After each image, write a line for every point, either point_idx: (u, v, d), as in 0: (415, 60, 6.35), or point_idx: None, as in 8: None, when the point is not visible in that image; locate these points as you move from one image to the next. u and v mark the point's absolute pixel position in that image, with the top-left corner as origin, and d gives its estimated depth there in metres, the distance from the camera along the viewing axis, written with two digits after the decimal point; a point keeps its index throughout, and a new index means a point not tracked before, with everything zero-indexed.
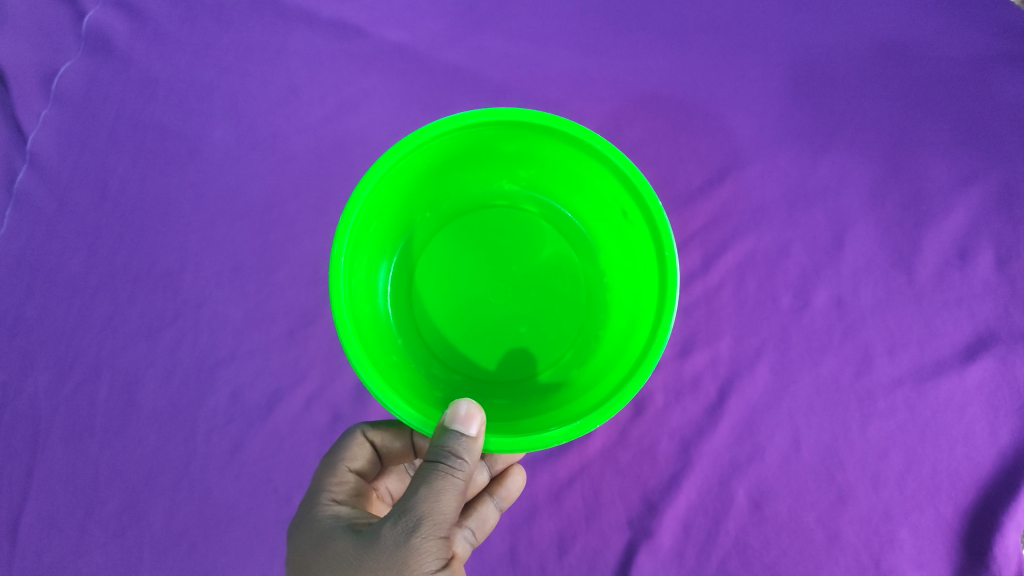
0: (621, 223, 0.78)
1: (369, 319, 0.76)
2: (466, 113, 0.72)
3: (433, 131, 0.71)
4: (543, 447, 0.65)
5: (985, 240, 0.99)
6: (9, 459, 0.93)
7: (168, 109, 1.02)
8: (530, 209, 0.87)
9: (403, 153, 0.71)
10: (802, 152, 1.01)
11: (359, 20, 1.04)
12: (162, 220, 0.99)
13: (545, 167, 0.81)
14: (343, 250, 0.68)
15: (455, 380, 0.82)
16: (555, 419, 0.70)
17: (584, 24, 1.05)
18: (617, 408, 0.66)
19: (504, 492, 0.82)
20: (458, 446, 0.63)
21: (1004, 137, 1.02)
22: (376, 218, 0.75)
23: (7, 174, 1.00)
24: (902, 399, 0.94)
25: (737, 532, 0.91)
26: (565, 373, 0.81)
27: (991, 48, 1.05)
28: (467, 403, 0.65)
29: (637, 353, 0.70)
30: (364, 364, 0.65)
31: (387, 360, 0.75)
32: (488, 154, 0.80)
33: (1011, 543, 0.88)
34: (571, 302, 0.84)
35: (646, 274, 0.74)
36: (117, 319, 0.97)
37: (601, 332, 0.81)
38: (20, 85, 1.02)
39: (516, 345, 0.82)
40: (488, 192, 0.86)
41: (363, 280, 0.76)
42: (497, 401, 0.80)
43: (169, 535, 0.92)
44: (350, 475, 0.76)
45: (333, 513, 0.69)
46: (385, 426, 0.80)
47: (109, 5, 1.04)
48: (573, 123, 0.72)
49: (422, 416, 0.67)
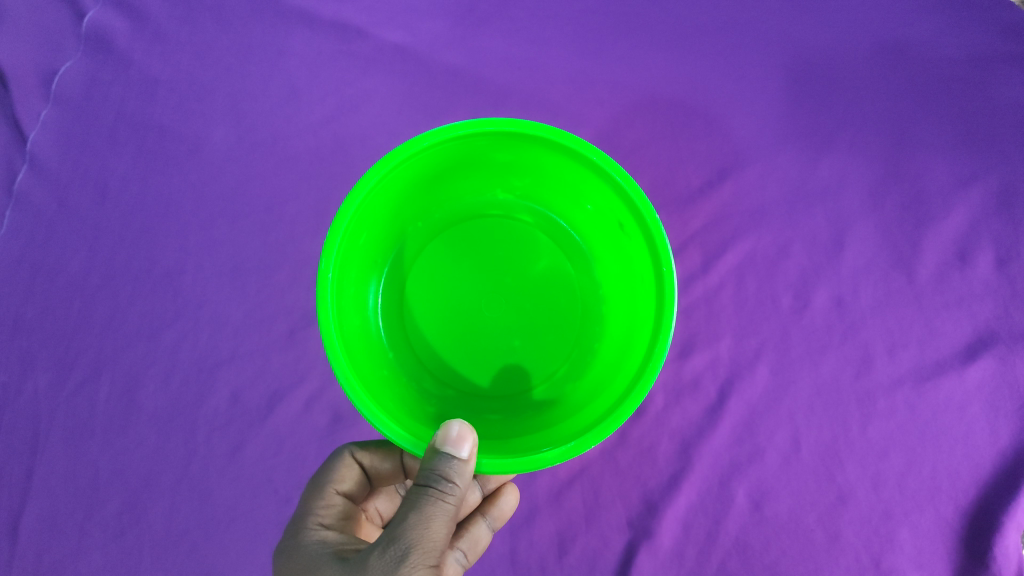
0: (617, 235, 0.78)
1: (358, 335, 0.76)
2: (458, 124, 0.72)
3: (424, 142, 0.71)
4: (537, 468, 0.65)
5: (985, 242, 0.99)
6: (8, 460, 0.93)
7: (167, 109, 1.02)
8: (525, 218, 0.87)
9: (393, 165, 0.71)
10: (803, 153, 1.01)
11: (359, 21, 1.04)
12: (162, 220, 0.99)
13: (540, 177, 0.81)
14: (331, 265, 0.68)
15: (447, 396, 0.81)
16: (550, 437, 0.70)
17: (585, 24, 1.04)
18: (614, 427, 0.66)
19: (497, 512, 0.81)
20: (449, 470, 0.62)
21: (1004, 138, 1.02)
22: (365, 230, 0.74)
23: (7, 175, 1.00)
24: (902, 399, 0.95)
25: (737, 532, 0.91)
26: (559, 387, 0.81)
27: (992, 49, 1.06)
28: (459, 423, 0.64)
29: (633, 370, 0.71)
30: (353, 383, 0.65)
31: (376, 376, 0.75)
32: (481, 164, 0.79)
33: (1011, 543, 0.89)
34: (567, 315, 0.84)
35: (643, 289, 0.74)
36: (118, 319, 0.96)
37: (596, 346, 0.81)
38: (20, 85, 1.01)
39: (509, 360, 0.82)
40: (482, 201, 0.86)
41: (352, 295, 0.76)
42: (490, 416, 0.80)
43: (170, 536, 0.92)
44: (338, 498, 0.75)
45: (320, 538, 0.69)
46: (373, 447, 0.79)
47: (110, 5, 1.03)
48: (569, 135, 0.72)
49: (412, 435, 0.66)
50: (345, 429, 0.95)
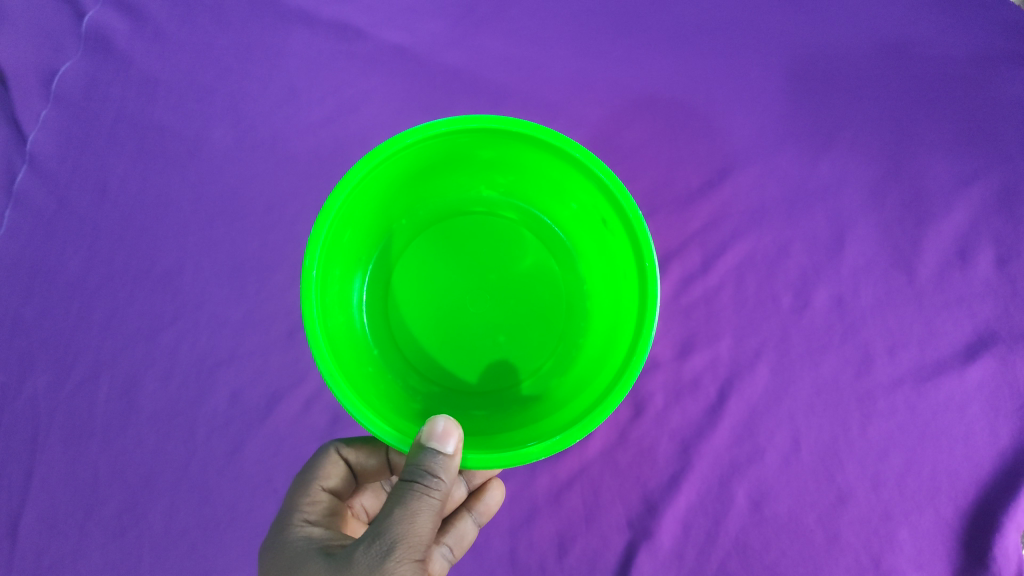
0: (601, 230, 0.78)
1: (344, 332, 0.76)
2: (440, 121, 0.72)
3: (407, 138, 0.71)
4: (522, 463, 0.65)
5: (985, 240, 0.98)
6: (8, 460, 0.94)
7: (167, 110, 1.02)
8: (509, 214, 0.87)
9: (376, 162, 0.71)
10: (802, 152, 1.01)
11: (358, 21, 1.04)
12: (162, 221, 1.00)
13: (523, 173, 0.81)
14: (315, 262, 0.68)
15: (433, 392, 0.81)
16: (535, 432, 0.70)
17: (583, 24, 1.04)
18: (598, 422, 0.66)
19: (483, 507, 0.82)
20: (434, 465, 0.62)
21: (1004, 137, 1.02)
22: (349, 228, 0.75)
23: (7, 174, 1.01)
24: (902, 399, 0.94)
25: (737, 532, 0.90)
26: (545, 383, 0.81)
27: (992, 48, 1.05)
28: (445, 419, 0.64)
29: (616, 366, 0.70)
30: (337, 380, 0.65)
31: (361, 373, 0.75)
32: (464, 161, 0.79)
33: (1011, 543, 0.88)
34: (552, 311, 0.84)
35: (627, 285, 0.74)
36: (118, 319, 0.97)
37: (581, 342, 0.81)
38: (20, 86, 1.02)
39: (494, 356, 0.82)
40: (467, 197, 0.86)
41: (337, 292, 0.76)
42: (476, 412, 0.80)
43: (169, 535, 0.92)
44: (324, 494, 0.75)
45: (306, 535, 0.69)
46: (359, 443, 0.79)
47: (110, 7, 1.04)
48: (551, 130, 0.72)
49: (398, 431, 0.66)
50: (344, 429, 0.95)
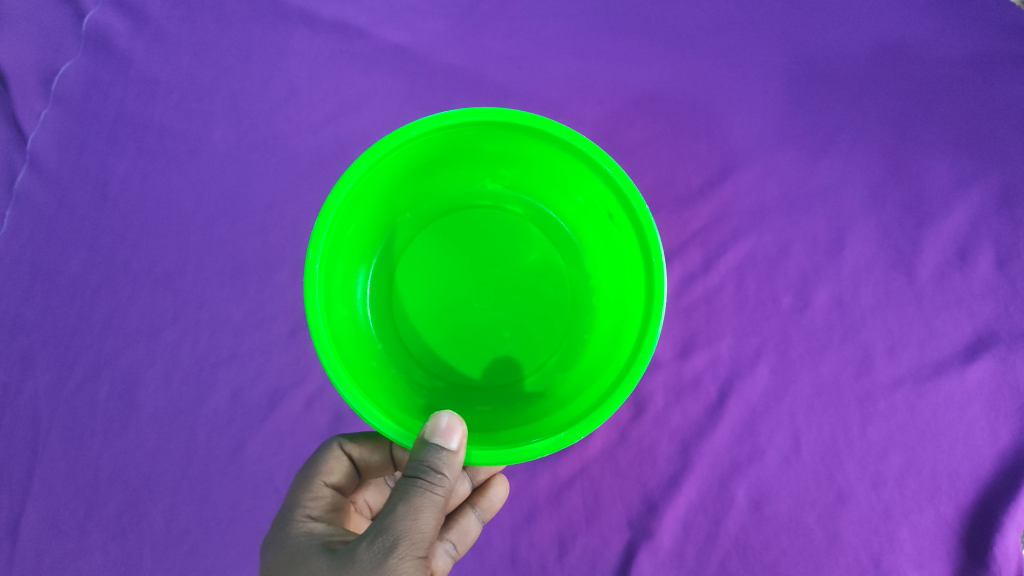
0: (607, 225, 0.78)
1: (347, 326, 0.76)
2: (446, 114, 0.72)
3: (412, 131, 0.71)
4: (527, 459, 0.65)
5: (985, 241, 0.98)
6: (9, 459, 0.94)
7: (168, 110, 1.03)
8: (514, 209, 0.87)
9: (380, 154, 0.71)
10: (802, 152, 1.01)
11: (359, 21, 1.04)
12: (163, 220, 1.00)
13: (529, 167, 0.81)
14: (319, 255, 0.68)
15: (437, 387, 0.81)
16: (540, 429, 0.70)
17: (583, 24, 1.05)
18: (604, 417, 0.66)
19: (487, 503, 0.81)
20: (438, 462, 0.62)
21: (1004, 137, 1.02)
22: (353, 221, 0.75)
23: (7, 174, 1.01)
24: (902, 400, 0.94)
25: (737, 532, 0.90)
26: (549, 378, 0.81)
27: (992, 48, 1.05)
28: (448, 415, 0.64)
29: (622, 362, 0.71)
30: (340, 374, 0.65)
31: (365, 368, 0.75)
32: (470, 154, 0.80)
33: (1011, 543, 0.88)
34: (557, 307, 0.84)
35: (633, 281, 0.74)
36: (118, 319, 0.97)
37: (586, 338, 0.81)
38: (20, 86, 1.02)
39: (498, 352, 0.82)
40: (472, 191, 0.86)
41: (340, 286, 0.76)
42: (480, 408, 0.80)
43: (170, 536, 0.92)
44: (326, 490, 0.75)
45: (308, 530, 0.69)
46: (362, 439, 0.79)
47: (110, 6, 1.04)
48: (558, 124, 0.72)
49: (401, 426, 0.66)
50: (344, 427, 0.95)
